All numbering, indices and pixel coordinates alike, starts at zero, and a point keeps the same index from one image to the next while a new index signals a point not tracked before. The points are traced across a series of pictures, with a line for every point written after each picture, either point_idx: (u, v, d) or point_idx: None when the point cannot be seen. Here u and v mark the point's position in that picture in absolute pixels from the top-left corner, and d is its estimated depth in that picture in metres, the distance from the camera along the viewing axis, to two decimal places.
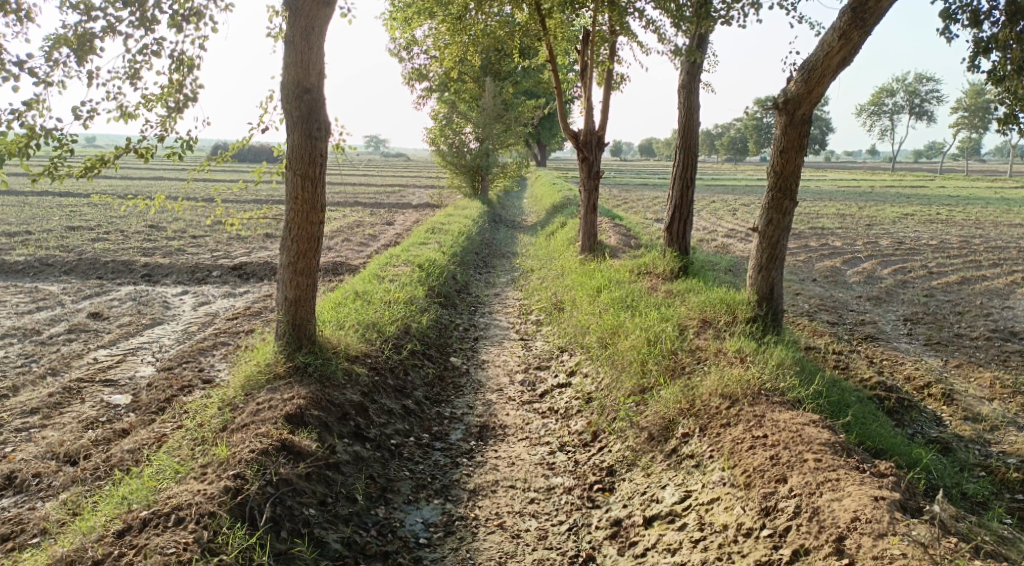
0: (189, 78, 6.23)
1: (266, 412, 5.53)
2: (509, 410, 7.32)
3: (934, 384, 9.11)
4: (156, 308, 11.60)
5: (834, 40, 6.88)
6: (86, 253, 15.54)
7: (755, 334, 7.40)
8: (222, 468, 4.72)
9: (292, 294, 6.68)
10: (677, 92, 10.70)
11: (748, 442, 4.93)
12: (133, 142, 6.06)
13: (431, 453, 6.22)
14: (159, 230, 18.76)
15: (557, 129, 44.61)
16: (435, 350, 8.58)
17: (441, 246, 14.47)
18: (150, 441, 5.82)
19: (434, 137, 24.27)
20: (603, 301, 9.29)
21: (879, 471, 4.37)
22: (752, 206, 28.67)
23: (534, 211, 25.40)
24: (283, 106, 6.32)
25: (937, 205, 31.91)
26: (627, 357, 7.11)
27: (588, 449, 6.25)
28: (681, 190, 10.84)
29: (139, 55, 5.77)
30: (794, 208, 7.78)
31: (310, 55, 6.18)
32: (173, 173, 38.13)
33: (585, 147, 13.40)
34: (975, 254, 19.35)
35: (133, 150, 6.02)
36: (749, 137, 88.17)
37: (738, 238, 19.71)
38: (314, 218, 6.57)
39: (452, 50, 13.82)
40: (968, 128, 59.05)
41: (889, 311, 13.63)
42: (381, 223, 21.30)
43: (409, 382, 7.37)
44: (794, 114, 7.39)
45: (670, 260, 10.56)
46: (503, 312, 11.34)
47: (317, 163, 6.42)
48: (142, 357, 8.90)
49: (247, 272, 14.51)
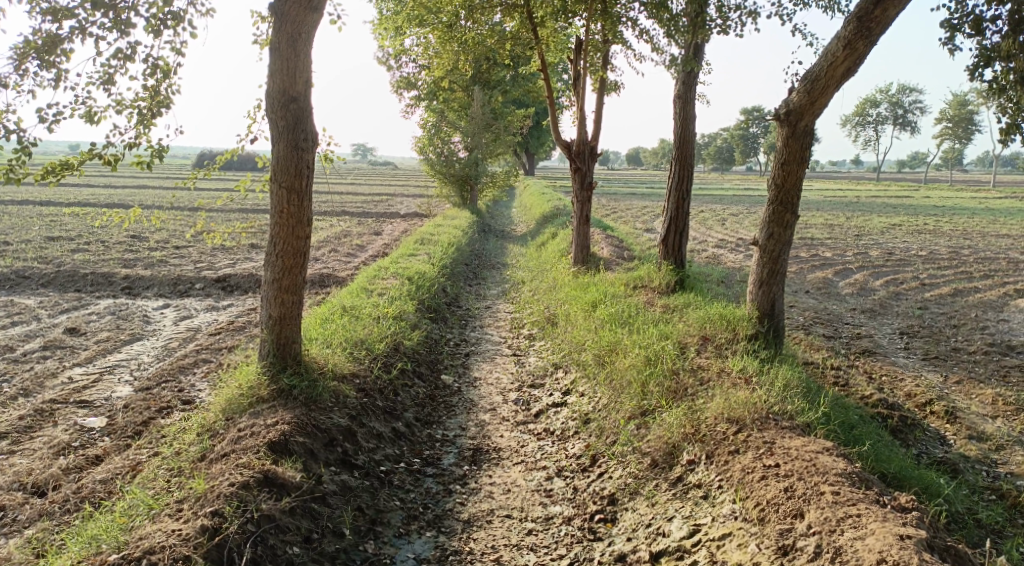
0: (165, 84, 5.96)
1: (248, 439, 5.21)
2: (503, 432, 7.03)
3: (935, 401, 8.90)
4: (136, 323, 11.24)
5: (839, 50, 6.71)
6: (65, 265, 15.13)
7: (757, 353, 7.15)
8: (200, 504, 4.41)
9: (277, 312, 6.38)
10: (673, 102, 10.50)
11: (759, 472, 4.70)
12: (101, 149, 5.77)
13: (422, 479, 5.93)
14: (141, 240, 18.38)
15: (545, 138, 44.51)
16: (425, 368, 8.28)
17: (431, 257, 14.20)
18: (125, 471, 5.50)
19: (422, 146, 24.00)
20: (598, 316, 9.02)
21: (900, 504, 4.20)
22: (741, 216, 28.59)
23: (523, 221, 25.20)
24: (268, 115, 6.04)
25: (924, 215, 32.00)
26: (626, 377, 6.85)
27: (587, 475, 5.97)
28: (677, 202, 10.64)
29: (112, 60, 5.49)
30: (795, 221, 7.55)
31: (297, 62, 5.91)
32: (157, 181, 37.61)
33: (578, 158, 13.18)
34: (965, 265, 19.30)
35: (98, 156, 5.73)
36: (736, 146, 88.54)
37: (729, 249, 19.55)
38: (300, 232, 6.27)
39: (442, 59, 13.59)
40: (951, 139, 59.48)
41: (884, 323, 13.46)
42: (369, 233, 20.99)
43: (398, 402, 7.06)
44: (796, 126, 7.20)
45: (665, 273, 10.31)
46: (494, 326, 11.06)
47: (304, 175, 6.14)
48: (119, 375, 8.56)
49: (231, 284, 14.16)
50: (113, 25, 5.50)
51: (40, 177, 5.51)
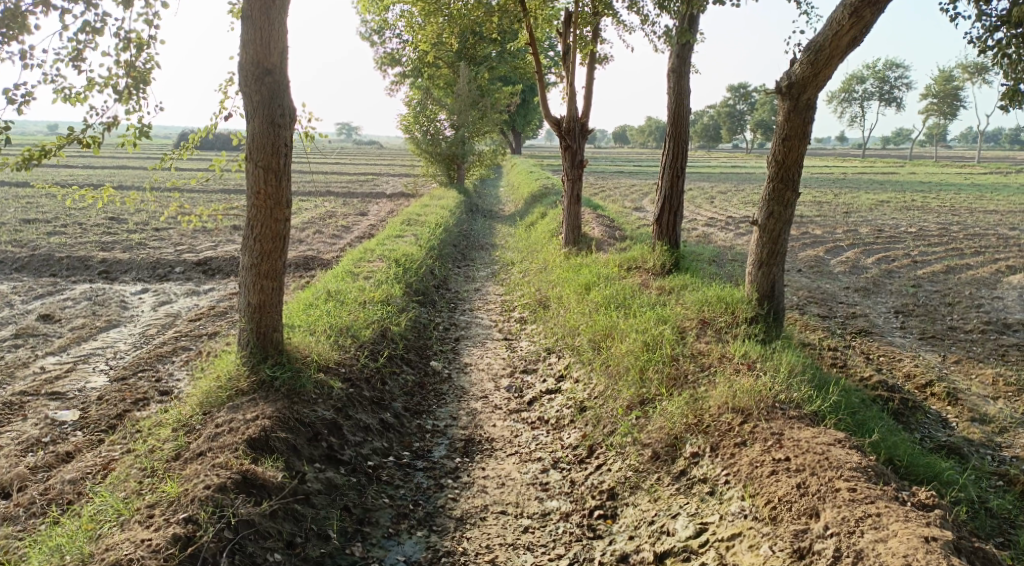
0: (141, 59, 5.55)
1: (225, 436, 4.90)
2: (495, 421, 6.76)
3: (936, 383, 8.69)
4: (113, 309, 10.86)
5: (844, 19, 6.41)
6: (41, 248, 14.66)
7: (758, 337, 6.89)
8: (172, 510, 4.12)
9: (256, 300, 6.05)
10: (667, 76, 10.16)
11: (769, 466, 4.48)
12: (79, 131, 5.37)
13: (412, 474, 5.65)
14: (121, 223, 17.89)
15: (532, 117, 44.03)
16: (413, 354, 7.97)
17: (418, 238, 13.85)
18: (96, 470, 5.18)
19: (408, 124, 23.50)
20: (592, 299, 8.73)
21: (920, 502, 4.05)
22: (730, 193, 28.33)
23: (511, 201, 24.87)
24: (242, 89, 5.66)
25: (912, 192, 31.87)
26: (624, 363, 6.57)
27: (584, 467, 5.71)
28: (672, 181, 10.35)
29: (81, 34, 5.08)
30: (796, 199, 7.27)
31: (271, 31, 5.54)
32: (137, 162, 36.84)
33: (568, 135, 12.82)
34: (956, 242, 19.18)
35: (77, 139, 5.33)
36: (723, 123, 88.26)
37: (720, 227, 19.30)
38: (279, 215, 5.92)
39: (428, 33, 13.18)
40: (938, 115, 59.31)
41: (878, 302, 13.26)
42: (354, 213, 20.57)
43: (386, 392, 6.77)
44: (799, 99, 6.90)
45: (660, 254, 10.04)
46: (484, 308, 10.77)
47: (281, 154, 5.78)
48: (94, 365, 8.20)
49: (212, 267, 13.77)
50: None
51: (19, 165, 5.13)
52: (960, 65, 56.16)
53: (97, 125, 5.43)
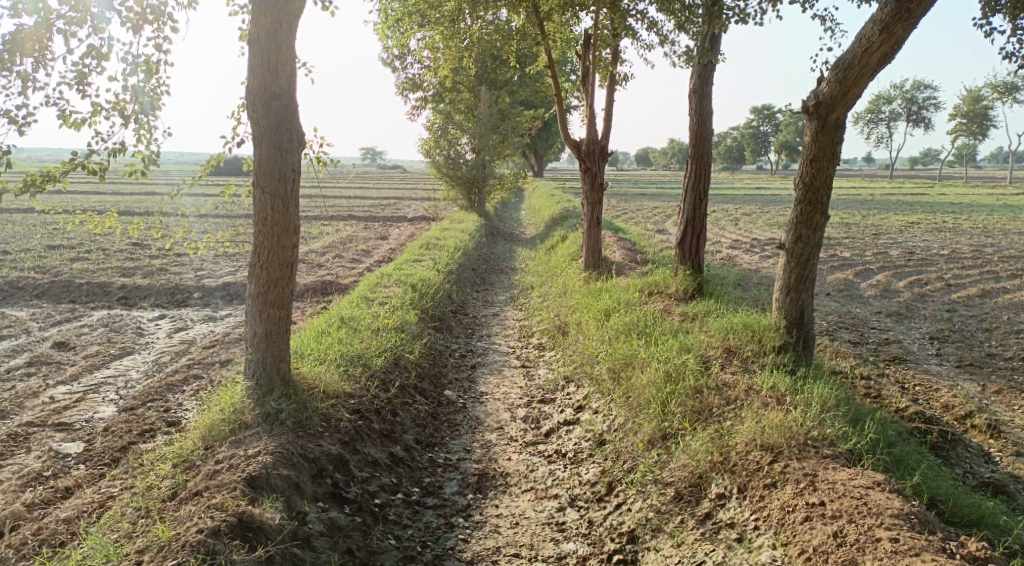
0: (149, 84, 5.45)
1: (224, 474, 4.69)
2: (510, 455, 6.48)
3: (976, 414, 8.26)
4: (128, 335, 10.77)
5: (874, 34, 6.13)
6: (62, 274, 14.71)
7: (787, 367, 6.55)
8: (162, 556, 3.95)
9: (263, 329, 5.84)
10: (688, 97, 9.92)
11: (802, 511, 4.17)
12: (84, 157, 5.26)
13: (421, 512, 5.39)
14: (143, 248, 17.97)
15: (553, 140, 43.98)
16: (427, 383, 7.73)
17: (436, 263, 13.66)
18: (92, 508, 4.99)
19: (428, 148, 23.48)
20: (611, 325, 8.43)
21: (969, 554, 3.73)
22: (755, 215, 27.89)
23: (532, 223, 24.68)
24: (249, 113, 5.51)
25: (942, 213, 31.18)
26: (645, 394, 6.26)
27: (603, 506, 5.41)
28: (694, 204, 10.06)
29: (86, 59, 4.99)
30: (825, 222, 6.95)
31: (278, 55, 5.39)
32: (162, 187, 37.33)
33: (587, 158, 12.60)
34: (990, 264, 18.58)
35: (81, 165, 5.21)
36: (746, 145, 87.78)
37: (744, 250, 18.91)
38: (286, 241, 5.73)
39: (446, 57, 13.10)
40: (966, 135, 58.29)
41: (911, 328, 12.79)
42: (375, 237, 20.50)
43: (397, 424, 6.51)
44: (826, 119, 6.61)
45: (683, 279, 9.75)
46: (503, 334, 10.51)
47: (289, 179, 5.61)
48: (103, 394, 8.05)
49: (230, 293, 13.69)
50: (85, 20, 4.97)
51: (19, 190, 5.05)
52: (988, 84, 55.35)
53: (102, 150, 5.33)
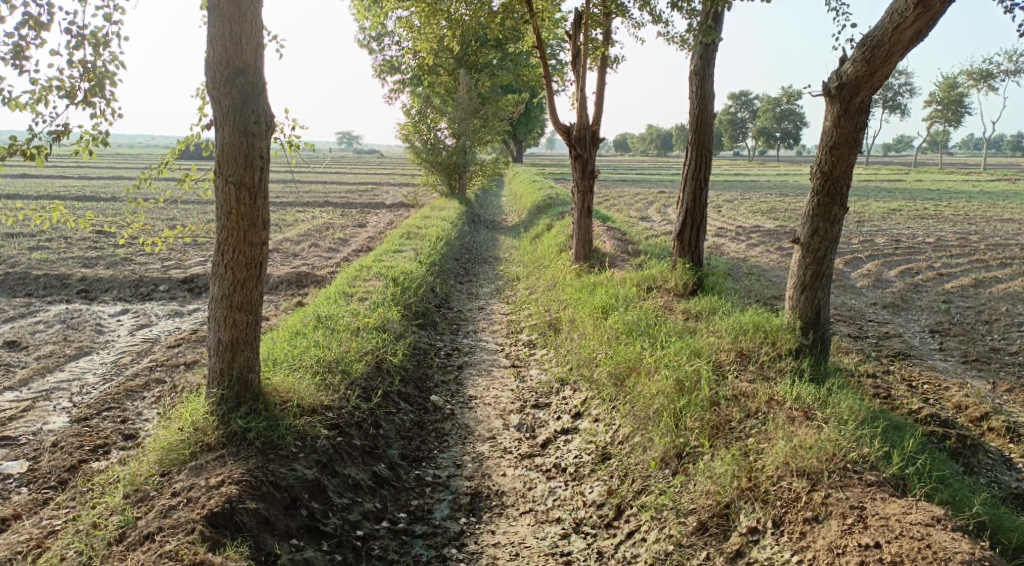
0: (100, 58, 4.78)
1: (183, 510, 4.11)
2: (505, 470, 5.88)
3: (993, 416, 7.79)
4: (87, 334, 9.99)
5: (907, 9, 5.57)
6: (20, 265, 13.83)
7: (806, 373, 6.03)
8: None
9: (227, 336, 5.14)
10: (689, 79, 9.32)
11: (854, 554, 3.77)
12: (27, 142, 4.57)
13: (409, 544, 4.83)
14: (108, 237, 17.05)
15: (534, 124, 43.35)
16: (412, 388, 7.10)
17: (418, 253, 13.00)
18: (28, 549, 4.31)
19: (407, 133, 22.72)
20: (610, 323, 7.84)
21: None
22: (738, 202, 27.46)
23: (514, 210, 24.07)
24: (210, 91, 4.82)
25: (922, 200, 31.01)
26: (654, 405, 5.70)
27: (613, 533, 4.90)
28: (694, 193, 9.49)
29: (23, 28, 4.28)
30: (844, 214, 6.41)
31: (242, 25, 4.70)
32: (125, 171, 35.86)
33: (578, 143, 11.94)
34: (978, 253, 18.29)
35: (25, 152, 4.52)
36: (725, 131, 87.64)
37: (732, 238, 18.46)
38: (254, 237, 5.04)
39: (427, 39, 12.45)
40: (942, 121, 58.41)
41: (910, 321, 12.35)
42: (353, 225, 19.73)
43: (380, 438, 5.88)
44: (850, 102, 6.06)
45: (682, 273, 9.21)
46: (490, 330, 9.90)
47: (256, 167, 4.92)
48: (55, 401, 7.33)
49: (198, 285, 12.91)
50: None
51: None
52: (964, 71, 55.48)
53: (48, 134, 4.65)
